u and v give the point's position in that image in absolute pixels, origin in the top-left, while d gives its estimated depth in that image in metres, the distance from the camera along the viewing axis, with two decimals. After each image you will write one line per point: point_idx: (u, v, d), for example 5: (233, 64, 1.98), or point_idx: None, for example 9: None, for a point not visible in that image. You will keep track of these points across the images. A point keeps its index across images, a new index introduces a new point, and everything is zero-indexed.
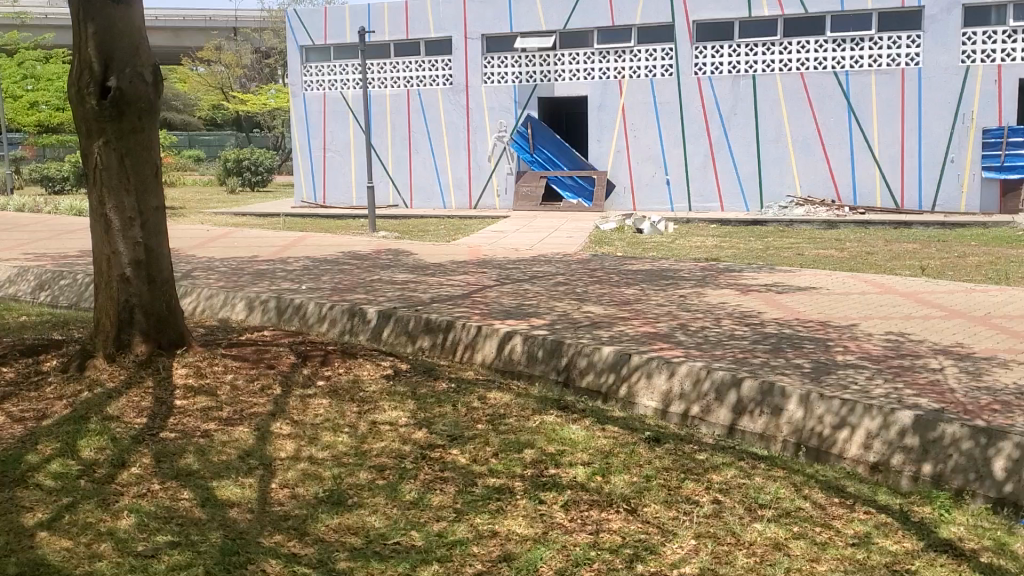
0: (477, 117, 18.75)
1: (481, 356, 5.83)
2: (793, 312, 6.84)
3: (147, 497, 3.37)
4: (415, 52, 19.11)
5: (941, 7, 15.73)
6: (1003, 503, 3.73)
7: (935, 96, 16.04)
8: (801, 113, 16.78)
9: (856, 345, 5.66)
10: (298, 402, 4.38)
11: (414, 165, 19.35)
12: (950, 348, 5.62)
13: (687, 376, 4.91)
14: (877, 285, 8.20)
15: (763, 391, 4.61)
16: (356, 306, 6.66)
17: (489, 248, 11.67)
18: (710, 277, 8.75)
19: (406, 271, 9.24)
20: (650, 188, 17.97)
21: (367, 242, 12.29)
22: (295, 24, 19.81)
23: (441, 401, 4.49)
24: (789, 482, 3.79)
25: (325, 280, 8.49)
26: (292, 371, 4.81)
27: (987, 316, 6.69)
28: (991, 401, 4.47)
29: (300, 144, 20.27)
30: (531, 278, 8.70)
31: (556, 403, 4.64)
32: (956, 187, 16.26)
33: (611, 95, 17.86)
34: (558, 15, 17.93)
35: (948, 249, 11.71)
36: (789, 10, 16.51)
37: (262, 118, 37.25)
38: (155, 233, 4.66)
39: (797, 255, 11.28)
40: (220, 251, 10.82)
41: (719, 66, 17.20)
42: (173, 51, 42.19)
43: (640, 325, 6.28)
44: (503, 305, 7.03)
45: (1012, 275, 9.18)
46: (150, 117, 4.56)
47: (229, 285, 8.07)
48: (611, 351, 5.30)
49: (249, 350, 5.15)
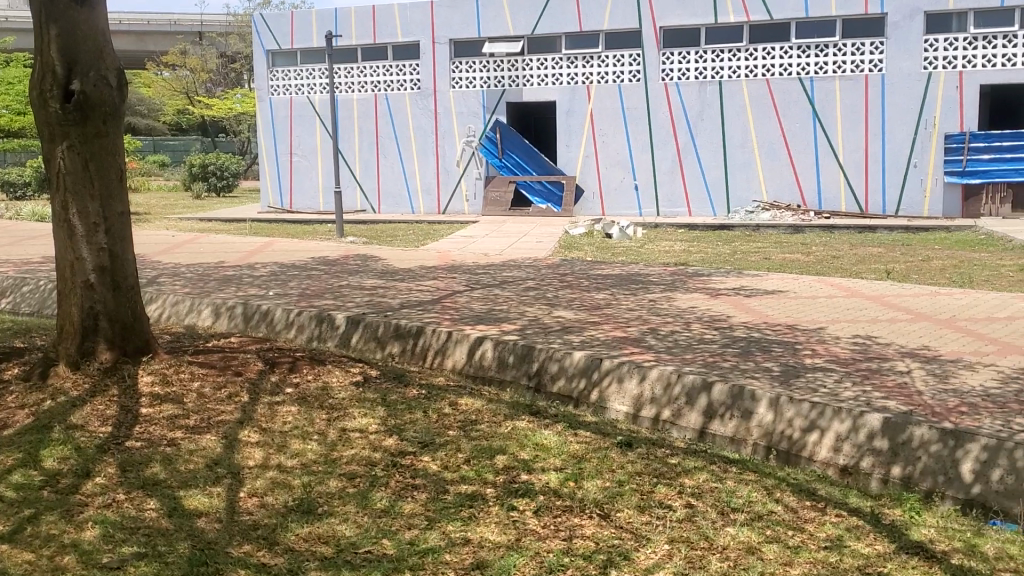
0: (445, 122, 18.70)
1: (451, 362, 5.80)
2: (762, 315, 6.88)
3: (112, 507, 3.31)
4: (382, 57, 19.05)
5: (903, 14, 15.94)
6: (972, 505, 3.77)
7: (898, 102, 16.23)
8: (767, 118, 16.92)
9: (824, 348, 5.69)
10: (267, 409, 4.33)
11: (382, 170, 19.28)
12: (917, 350, 5.67)
13: (658, 380, 4.92)
14: (844, 289, 8.28)
15: (734, 394, 4.62)
16: (324, 312, 6.61)
17: (458, 253, 11.64)
18: (679, 281, 8.78)
19: (375, 276, 9.18)
20: (618, 193, 18.03)
21: (335, 248, 12.21)
22: (261, 29, 19.69)
23: (412, 408, 4.46)
24: (761, 486, 3.80)
25: (293, 286, 8.41)
26: (260, 377, 4.76)
27: (953, 319, 6.77)
28: (958, 403, 4.51)
29: (267, 149, 20.12)
30: (501, 283, 8.69)
31: (528, 409, 4.62)
32: (919, 192, 16.47)
33: (579, 100, 17.90)
34: (526, 20, 17.97)
35: (913, 253, 11.84)
36: (755, 16, 16.67)
37: (228, 123, 36.97)
38: (120, 239, 4.59)
39: (764, 259, 11.36)
40: (186, 257, 10.70)
41: (686, 72, 17.30)
42: (137, 55, 41.80)
43: (611, 330, 6.28)
44: (473, 311, 7.00)
45: (975, 278, 9.31)
46: (115, 122, 4.50)
47: (195, 291, 7.98)
48: (582, 355, 5.29)
49: (216, 357, 5.08)
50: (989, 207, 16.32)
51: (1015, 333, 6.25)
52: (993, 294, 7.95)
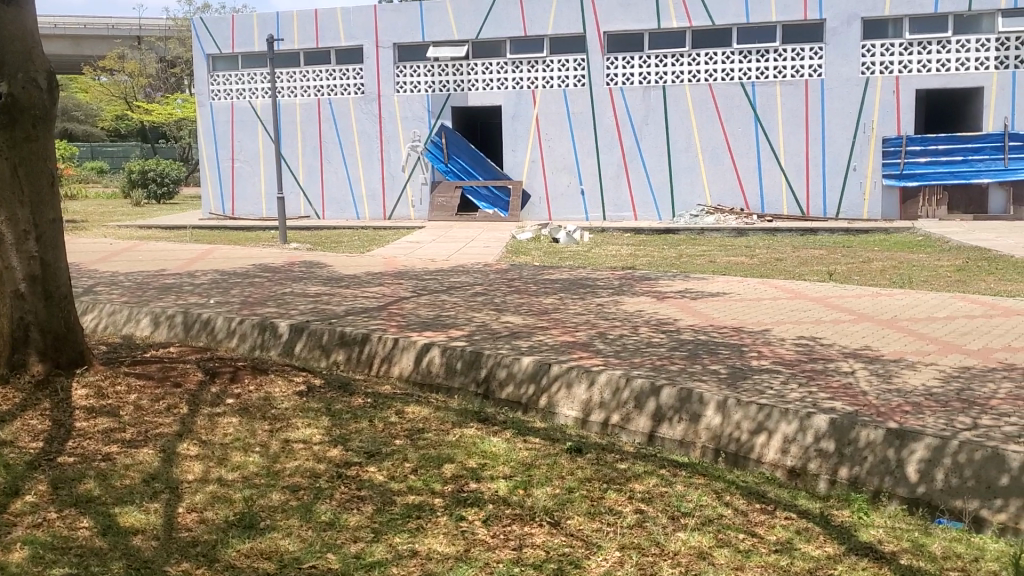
0: (389, 127, 18.56)
1: (398, 369, 5.73)
2: (708, 318, 6.90)
3: (42, 526, 3.16)
4: (325, 61, 18.85)
5: (841, 20, 16.23)
6: (918, 504, 3.79)
7: (838, 106, 16.49)
8: (710, 123, 17.07)
9: (770, 350, 5.72)
10: (206, 421, 4.20)
11: (326, 176, 19.07)
12: (859, 351, 5.72)
13: (606, 385, 4.90)
14: (788, 290, 8.35)
15: (682, 398, 4.62)
16: (268, 320, 6.48)
17: (405, 259, 11.54)
18: (627, 285, 8.79)
19: (320, 283, 9.04)
20: (564, 198, 18.06)
21: (278, 255, 12.01)
22: (201, 33, 19.35)
23: (357, 417, 4.37)
24: (710, 490, 3.78)
25: (235, 294, 8.25)
26: (200, 389, 4.62)
27: (894, 319, 6.86)
28: (902, 403, 4.56)
29: (208, 154, 19.78)
30: (447, 288, 8.61)
31: (477, 415, 4.56)
32: (859, 195, 16.75)
33: (524, 105, 17.88)
34: (470, 24, 17.92)
35: (854, 255, 12.01)
36: (697, 22, 16.83)
37: (168, 129, 36.35)
38: (52, 247, 4.44)
39: (710, 262, 11.44)
40: (124, 265, 10.44)
41: (630, 77, 17.40)
42: (72, 60, 40.89)
43: (559, 334, 6.24)
44: (420, 317, 6.92)
45: (915, 279, 9.46)
46: (45, 126, 4.34)
47: (133, 300, 7.76)
48: (531, 361, 5.26)
49: (153, 368, 4.93)
50: (926, 210, 16.68)
51: (954, 333, 6.35)
52: (933, 294, 8.08)
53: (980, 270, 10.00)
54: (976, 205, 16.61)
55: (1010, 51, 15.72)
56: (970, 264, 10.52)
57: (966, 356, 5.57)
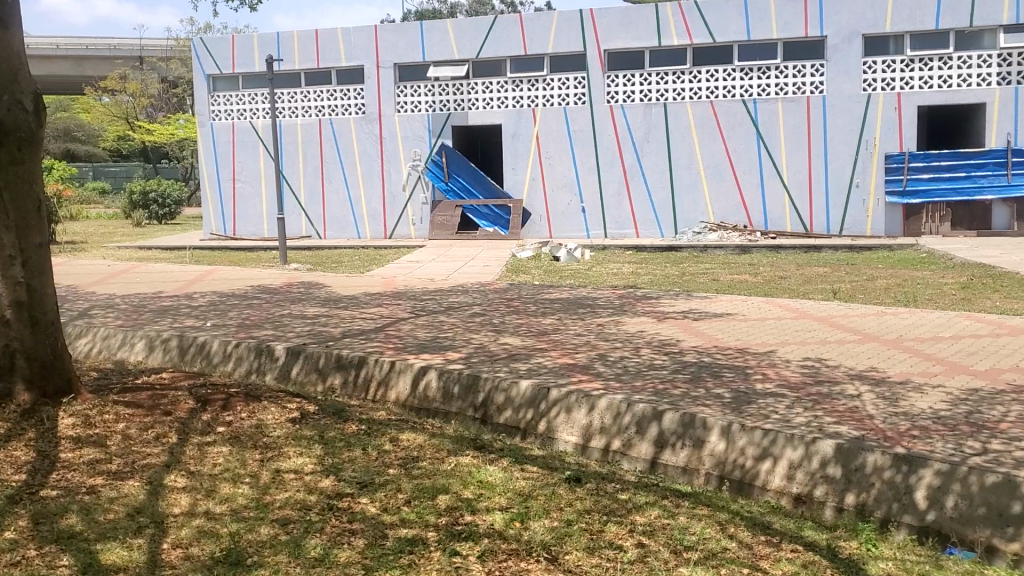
0: (390, 146, 18.51)
1: (395, 394, 5.62)
2: (712, 339, 6.79)
3: (21, 565, 3.05)
4: (326, 81, 18.82)
5: (842, 38, 16.19)
6: (927, 533, 3.67)
7: (840, 123, 16.42)
8: (712, 140, 17.01)
9: (775, 372, 5.60)
10: (195, 450, 4.10)
11: (327, 195, 19.00)
12: (865, 372, 5.61)
13: (607, 409, 4.79)
14: (791, 310, 8.25)
15: (684, 423, 4.51)
16: (263, 343, 6.38)
17: (404, 279, 11.47)
18: (628, 304, 8.69)
19: (318, 304, 8.96)
20: (566, 215, 17.98)
21: (277, 275, 11.93)
22: (201, 53, 19.34)
23: (351, 445, 4.25)
24: (713, 521, 3.66)
25: (232, 316, 8.16)
26: (190, 417, 4.52)
27: (900, 339, 6.74)
28: (910, 427, 4.43)
29: (209, 175, 19.71)
30: (446, 309, 8.52)
31: (473, 443, 4.45)
32: (862, 211, 16.66)
33: (525, 123, 17.81)
34: (470, 43, 17.88)
35: (858, 272, 11.92)
36: (698, 39, 16.79)
37: (170, 149, 36.44)
38: (38, 272, 4.34)
39: (712, 280, 11.36)
40: (122, 288, 10.37)
41: (631, 95, 17.36)
42: (74, 80, 41.03)
43: (559, 357, 6.12)
44: (418, 339, 6.81)
45: (919, 297, 9.36)
46: (32, 149, 4.24)
47: (128, 324, 7.68)
48: (530, 385, 5.15)
49: (143, 396, 4.83)
50: (930, 225, 16.57)
51: (961, 353, 6.23)
52: (937, 312, 7.98)
53: (985, 287, 9.90)
54: (980, 221, 16.57)
55: (1012, 67, 15.69)
56: (975, 281, 10.43)
57: (974, 378, 5.45)
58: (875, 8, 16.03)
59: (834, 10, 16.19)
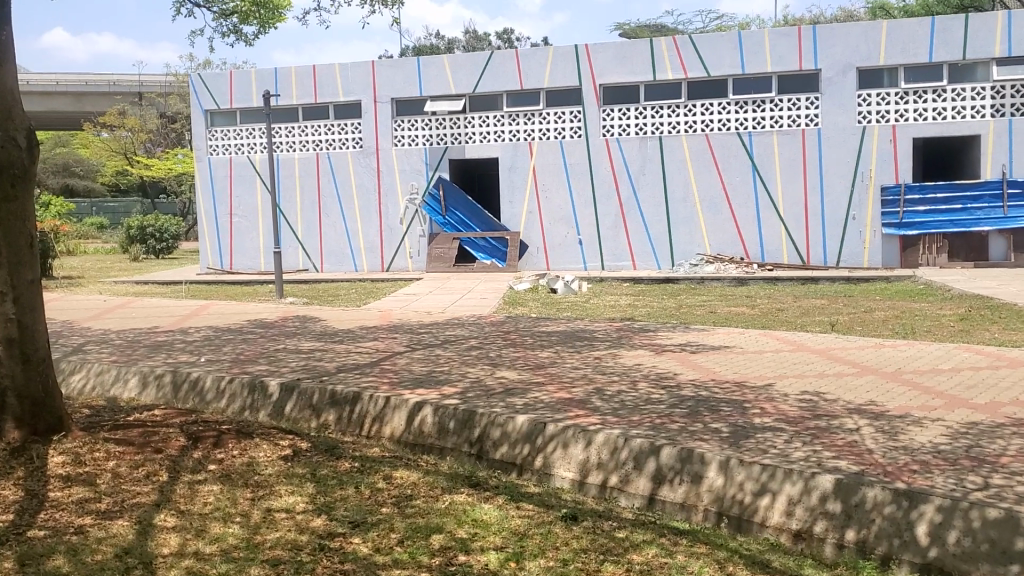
0: (388, 180, 18.55)
1: (390, 430, 5.57)
2: (710, 373, 6.73)
3: None
4: (323, 116, 18.89)
5: (836, 71, 16.30)
6: (930, 570, 3.61)
7: (835, 155, 16.47)
8: (707, 173, 17.06)
9: (773, 407, 5.55)
10: (186, 489, 4.04)
11: (324, 229, 19.01)
12: (864, 406, 5.55)
13: (604, 444, 4.75)
14: (789, 342, 8.21)
15: (682, 458, 4.47)
16: (257, 379, 6.34)
17: (401, 312, 11.44)
18: (625, 337, 8.66)
19: (313, 339, 8.93)
20: (562, 248, 17.98)
21: (273, 309, 11.90)
22: (198, 88, 19.44)
23: (343, 483, 4.19)
24: (712, 559, 3.60)
25: (226, 351, 8.12)
26: (182, 454, 4.46)
27: (899, 372, 6.69)
28: (910, 461, 4.38)
29: (206, 209, 19.73)
30: (442, 342, 8.47)
31: (468, 480, 4.39)
32: (858, 243, 16.67)
33: (522, 156, 17.87)
34: (467, 78, 17.98)
35: (855, 304, 11.91)
36: (692, 73, 16.90)
37: (168, 184, 36.56)
38: (30, 308, 4.31)
39: (709, 312, 11.34)
40: (117, 323, 10.34)
41: (626, 128, 17.44)
42: (73, 116, 41.28)
43: (555, 391, 6.07)
44: (414, 374, 6.76)
45: (917, 329, 9.34)
46: (26, 184, 4.22)
47: (122, 359, 7.63)
48: (526, 420, 5.11)
49: (135, 433, 4.77)
50: (927, 258, 16.62)
51: (960, 386, 6.17)
52: (936, 345, 7.94)
53: (983, 319, 9.88)
54: (977, 252, 16.54)
55: (1005, 99, 15.80)
56: (973, 313, 10.41)
57: (973, 411, 5.39)
58: (869, 41, 16.15)
59: (828, 44, 16.31)
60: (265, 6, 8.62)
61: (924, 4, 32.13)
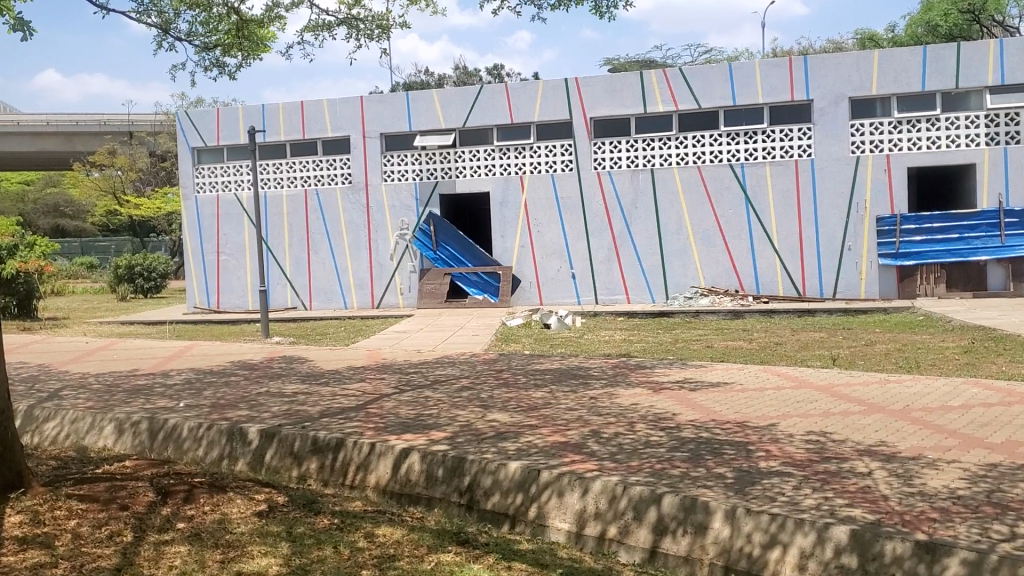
0: (377, 216, 18.31)
1: (375, 478, 5.28)
2: (709, 412, 6.44)
3: None
4: (312, 152, 18.70)
5: (828, 101, 16.19)
6: None
7: (829, 186, 16.31)
8: (700, 205, 16.89)
9: (779, 449, 5.25)
10: (152, 551, 3.73)
11: (313, 266, 18.73)
12: (875, 448, 5.26)
13: (602, 492, 4.47)
14: (792, 379, 7.92)
15: (685, 507, 4.20)
16: (236, 425, 6.07)
17: (390, 351, 11.15)
18: (621, 374, 8.38)
19: (298, 380, 8.64)
20: (556, 282, 17.70)
21: (258, 349, 11.59)
22: (186, 126, 19.25)
23: (321, 542, 3.89)
24: None
25: (206, 395, 7.82)
26: (149, 511, 4.15)
27: (908, 410, 6.42)
28: (928, 508, 4.10)
29: (192, 248, 19.45)
30: (432, 383, 8.20)
31: (455, 536, 4.09)
32: (855, 275, 16.43)
33: (513, 191, 17.69)
34: (456, 113, 17.83)
35: (855, 337, 11.66)
36: (683, 105, 16.78)
37: (158, 224, 36.34)
38: None
39: (705, 347, 11.10)
40: (97, 366, 10.02)
41: (618, 161, 17.28)
42: (63, 156, 41.13)
43: (549, 435, 5.77)
44: (400, 418, 6.44)
45: (921, 362, 9.09)
46: None
47: (97, 405, 7.32)
48: (518, 466, 4.83)
49: (101, 488, 4.46)
50: (925, 287, 16.34)
51: (972, 424, 5.89)
52: (942, 380, 7.67)
53: (988, 351, 9.64)
54: (976, 282, 16.25)
55: (1000, 127, 15.70)
56: (977, 345, 10.17)
57: (990, 452, 5.12)
58: (860, 71, 16.05)
59: (819, 74, 16.22)
60: (248, 38, 8.37)
61: (912, 34, 32.26)
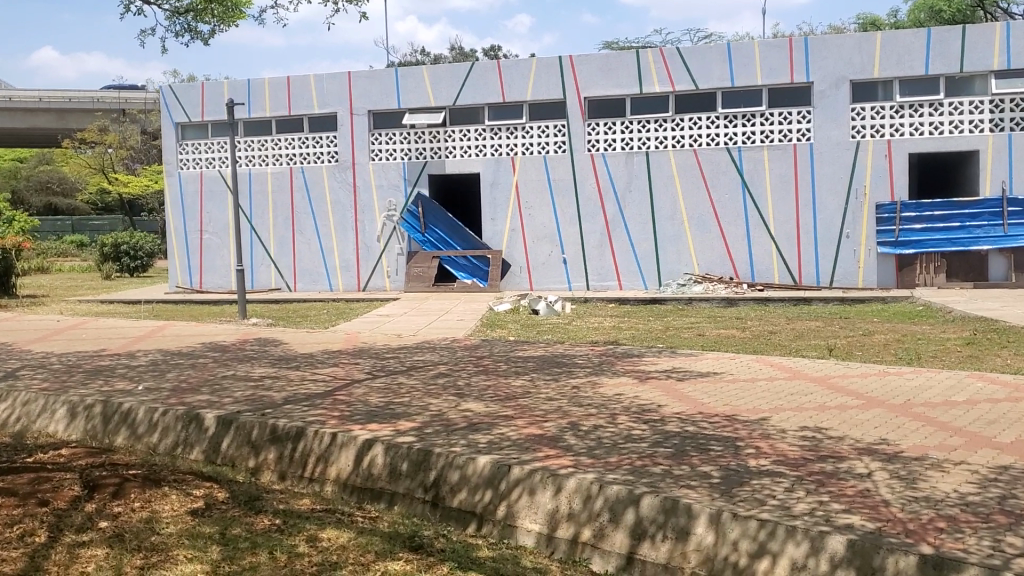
0: (364, 196, 17.85)
1: (335, 471, 4.86)
2: (698, 405, 6.03)
3: None
4: (298, 129, 18.22)
5: (828, 84, 15.75)
6: None
7: (828, 171, 15.89)
8: (696, 189, 16.45)
9: (770, 446, 4.85)
10: (65, 555, 3.33)
11: (298, 247, 18.29)
12: (875, 446, 4.86)
13: (575, 492, 4.07)
14: (786, 370, 7.52)
15: (666, 509, 3.79)
16: (194, 411, 5.65)
17: (369, 334, 10.73)
18: (607, 363, 7.98)
19: (269, 364, 8.23)
20: (546, 267, 17.29)
21: (233, 331, 11.17)
22: (169, 101, 18.76)
23: (256, 546, 3.48)
24: None
25: (169, 378, 7.40)
26: (70, 508, 3.74)
27: (909, 404, 6.03)
28: (934, 516, 3.69)
29: (175, 226, 19.00)
30: (408, 369, 7.80)
31: (409, 541, 3.69)
32: (853, 263, 16.04)
33: (504, 172, 17.22)
34: (446, 90, 17.33)
35: (852, 326, 11.28)
36: (680, 86, 16.31)
37: (149, 202, 35.74)
38: None
39: (697, 335, 10.69)
40: (62, 345, 9.61)
41: (612, 143, 16.82)
42: (51, 133, 40.46)
43: (525, 426, 5.35)
44: (369, 406, 6.02)
45: (922, 354, 8.68)
46: None
47: (52, 386, 6.90)
48: (488, 462, 4.43)
49: (23, 480, 4.05)
50: (925, 277, 15.93)
51: (979, 422, 5.49)
52: (945, 373, 7.29)
53: (991, 343, 9.25)
54: (977, 272, 15.85)
55: (1005, 113, 15.26)
56: (978, 337, 9.78)
57: (999, 453, 4.72)
58: (862, 53, 15.61)
59: (819, 56, 15.77)
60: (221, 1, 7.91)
61: (915, 20, 31.56)
